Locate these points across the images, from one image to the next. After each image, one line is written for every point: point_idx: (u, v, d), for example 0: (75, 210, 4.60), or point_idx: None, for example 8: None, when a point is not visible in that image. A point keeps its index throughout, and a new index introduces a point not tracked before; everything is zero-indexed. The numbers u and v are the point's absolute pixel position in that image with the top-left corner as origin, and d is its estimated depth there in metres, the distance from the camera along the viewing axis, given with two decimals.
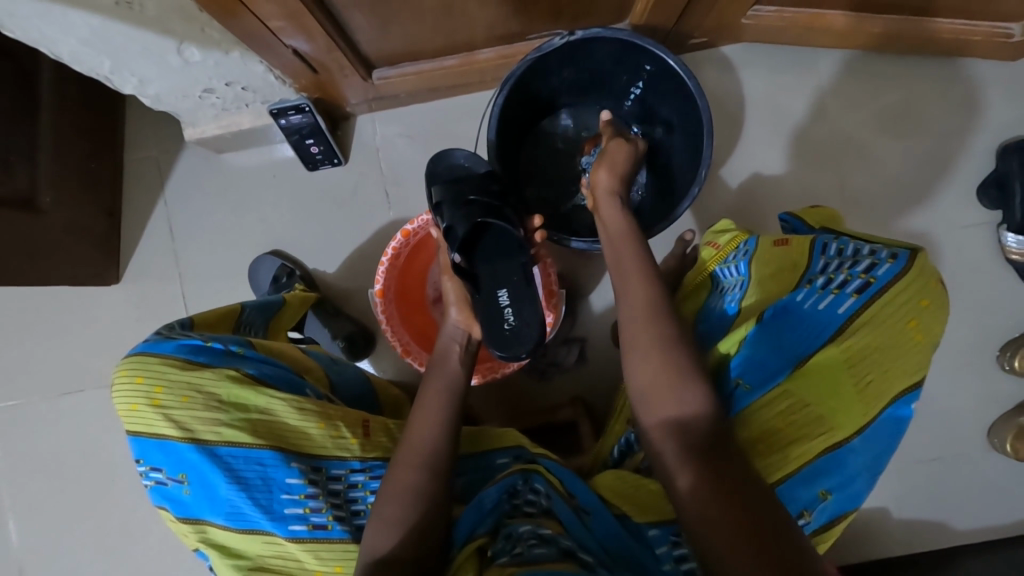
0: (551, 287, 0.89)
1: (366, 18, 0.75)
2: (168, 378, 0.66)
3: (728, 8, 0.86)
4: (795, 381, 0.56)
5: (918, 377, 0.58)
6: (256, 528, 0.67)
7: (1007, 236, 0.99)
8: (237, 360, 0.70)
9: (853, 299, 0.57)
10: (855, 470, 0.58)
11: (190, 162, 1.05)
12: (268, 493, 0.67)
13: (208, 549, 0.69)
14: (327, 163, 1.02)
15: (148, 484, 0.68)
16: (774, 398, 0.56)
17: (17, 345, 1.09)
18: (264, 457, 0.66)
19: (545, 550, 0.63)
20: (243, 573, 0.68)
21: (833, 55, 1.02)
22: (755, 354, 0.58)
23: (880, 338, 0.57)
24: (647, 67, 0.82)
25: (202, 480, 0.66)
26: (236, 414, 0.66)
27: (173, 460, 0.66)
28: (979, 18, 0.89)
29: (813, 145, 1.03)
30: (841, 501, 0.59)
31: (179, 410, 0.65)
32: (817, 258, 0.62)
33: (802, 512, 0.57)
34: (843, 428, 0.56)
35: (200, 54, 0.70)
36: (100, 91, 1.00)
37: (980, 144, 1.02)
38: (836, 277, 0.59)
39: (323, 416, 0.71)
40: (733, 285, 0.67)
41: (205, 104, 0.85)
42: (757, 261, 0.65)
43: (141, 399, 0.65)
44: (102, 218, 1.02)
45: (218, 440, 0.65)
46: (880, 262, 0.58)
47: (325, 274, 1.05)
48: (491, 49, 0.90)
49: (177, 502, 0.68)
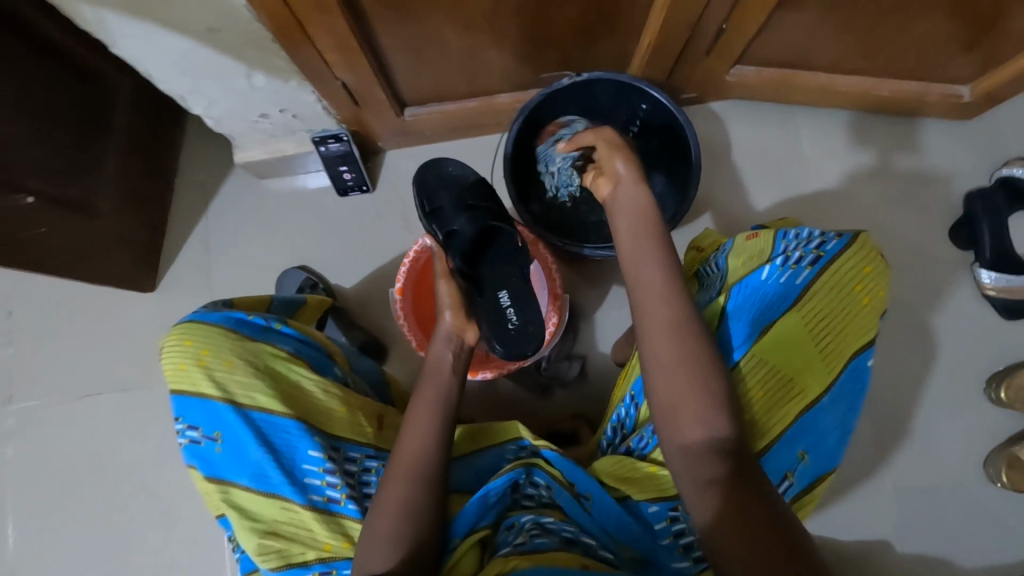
0: (556, 291, 0.97)
1: (405, 59, 0.89)
2: (216, 343, 0.75)
3: (713, 65, 1.01)
4: (765, 350, 0.67)
5: (869, 333, 0.70)
6: (277, 492, 0.72)
7: (981, 273, 1.07)
8: (276, 337, 0.80)
9: (807, 271, 0.68)
10: (825, 427, 0.70)
11: (232, 185, 1.17)
12: (291, 460, 0.73)
13: (228, 510, 0.73)
14: (356, 190, 1.14)
15: (183, 442, 0.75)
16: (748, 364, 0.67)
17: (43, 348, 1.13)
18: (290, 427, 0.74)
19: (547, 540, 0.67)
20: (257, 538, 0.72)
21: (808, 111, 1.16)
22: (730, 330, 0.69)
23: (830, 304, 0.68)
24: (644, 107, 0.97)
25: (236, 440, 0.73)
26: (271, 383, 0.75)
27: (211, 419, 0.74)
28: (932, 80, 1.03)
29: (795, 187, 1.14)
30: (818, 460, 0.70)
31: (222, 373, 0.74)
32: (780, 242, 0.70)
33: (785, 473, 0.69)
34: (807, 385, 0.68)
35: (265, 80, 0.84)
36: (162, 121, 1.13)
37: (945, 192, 1.13)
38: (794, 254, 0.69)
39: (345, 401, 0.80)
40: (716, 278, 0.75)
41: (258, 128, 0.97)
42: (732, 254, 0.73)
43: (189, 359, 0.74)
44: (148, 230, 1.11)
45: (252, 404, 0.73)
46: (828, 239, 0.70)
47: (345, 290, 1.13)
48: (508, 94, 1.03)
49: (207, 461, 0.74)
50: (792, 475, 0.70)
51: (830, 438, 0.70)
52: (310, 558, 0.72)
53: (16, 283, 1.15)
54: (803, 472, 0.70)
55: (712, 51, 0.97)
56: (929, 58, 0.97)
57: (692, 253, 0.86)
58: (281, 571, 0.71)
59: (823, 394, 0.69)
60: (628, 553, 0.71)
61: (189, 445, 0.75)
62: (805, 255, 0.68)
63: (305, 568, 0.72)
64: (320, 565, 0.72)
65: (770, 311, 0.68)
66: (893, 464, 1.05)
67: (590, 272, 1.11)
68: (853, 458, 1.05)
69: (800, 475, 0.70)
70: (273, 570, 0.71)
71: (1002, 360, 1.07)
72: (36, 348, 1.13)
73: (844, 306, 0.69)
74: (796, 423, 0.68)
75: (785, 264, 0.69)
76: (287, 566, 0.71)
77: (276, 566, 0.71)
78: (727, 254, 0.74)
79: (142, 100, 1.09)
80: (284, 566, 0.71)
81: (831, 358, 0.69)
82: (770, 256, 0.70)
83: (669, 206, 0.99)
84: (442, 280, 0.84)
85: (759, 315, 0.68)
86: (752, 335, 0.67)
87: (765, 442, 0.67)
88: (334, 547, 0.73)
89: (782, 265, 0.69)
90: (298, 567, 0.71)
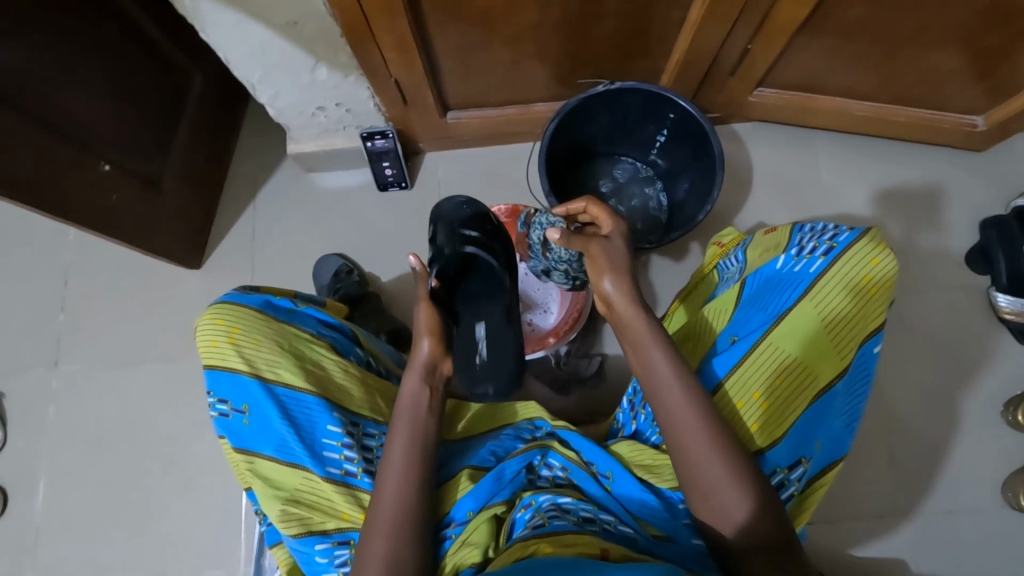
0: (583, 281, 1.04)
1: (453, 65, 0.98)
2: (245, 322, 0.79)
3: (736, 86, 1.08)
4: (782, 336, 0.71)
5: (879, 321, 0.73)
6: (298, 463, 0.75)
7: (997, 296, 1.09)
8: (301, 320, 0.85)
9: (821, 260, 0.73)
10: (836, 413, 0.73)
11: (281, 177, 1.25)
12: (312, 434, 0.76)
13: (254, 480, 0.77)
14: (396, 186, 1.21)
15: (214, 415, 0.78)
16: (760, 346, 0.71)
17: (92, 316, 1.20)
18: (311, 403, 0.77)
19: (565, 521, 0.66)
20: (278, 507, 0.75)
21: (827, 137, 1.22)
22: (744, 315, 0.75)
23: (845, 292, 0.72)
24: (671, 115, 1.03)
25: (261, 413, 0.76)
26: (294, 361, 0.79)
27: (239, 392, 0.77)
28: (945, 110, 1.09)
29: (813, 207, 1.18)
30: (829, 446, 0.73)
31: (250, 349, 0.78)
32: (795, 235, 0.78)
33: (797, 455, 0.71)
34: (819, 371, 0.71)
35: (328, 73, 0.95)
36: (224, 115, 1.24)
37: (961, 219, 1.17)
38: (808, 245, 0.75)
39: (363, 381, 0.84)
40: (733, 269, 0.85)
41: (314, 121, 1.08)
42: (751, 248, 0.84)
43: (221, 336, 0.78)
44: (202, 212, 1.20)
45: (277, 379, 0.77)
46: (840, 233, 0.75)
47: (379, 279, 1.19)
48: (544, 103, 1.11)
49: (236, 433, 0.78)
50: (807, 461, 0.72)
51: (840, 425, 0.74)
52: (330, 527, 0.75)
53: (75, 255, 1.24)
54: (817, 459, 0.72)
55: (737, 72, 1.05)
56: (942, 88, 1.03)
57: (713, 247, 0.97)
58: (302, 538, 0.74)
59: (834, 381, 0.72)
60: (651, 530, 0.70)
61: (219, 417, 0.79)
62: (817, 245, 0.74)
63: (325, 536, 0.74)
64: (339, 535, 0.75)
65: (785, 297, 0.73)
66: (908, 482, 1.04)
67: None
68: (867, 474, 1.05)
69: (814, 462, 0.72)
70: (293, 537, 0.74)
71: (1019, 384, 1.08)
72: (86, 316, 1.21)
73: (856, 294, 0.72)
74: (811, 408, 0.71)
75: (799, 254, 0.75)
76: (307, 534, 0.74)
77: (296, 534, 0.74)
78: (746, 249, 0.85)
79: (210, 95, 1.20)
80: (304, 534, 0.74)
81: (843, 347, 0.72)
82: (785, 247, 0.78)
83: (689, 208, 1.08)
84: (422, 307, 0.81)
85: (773, 302, 0.73)
86: (767, 320, 0.72)
87: (779, 424, 0.70)
88: (351, 518, 0.75)
89: (796, 255, 0.75)
90: (317, 535, 0.74)
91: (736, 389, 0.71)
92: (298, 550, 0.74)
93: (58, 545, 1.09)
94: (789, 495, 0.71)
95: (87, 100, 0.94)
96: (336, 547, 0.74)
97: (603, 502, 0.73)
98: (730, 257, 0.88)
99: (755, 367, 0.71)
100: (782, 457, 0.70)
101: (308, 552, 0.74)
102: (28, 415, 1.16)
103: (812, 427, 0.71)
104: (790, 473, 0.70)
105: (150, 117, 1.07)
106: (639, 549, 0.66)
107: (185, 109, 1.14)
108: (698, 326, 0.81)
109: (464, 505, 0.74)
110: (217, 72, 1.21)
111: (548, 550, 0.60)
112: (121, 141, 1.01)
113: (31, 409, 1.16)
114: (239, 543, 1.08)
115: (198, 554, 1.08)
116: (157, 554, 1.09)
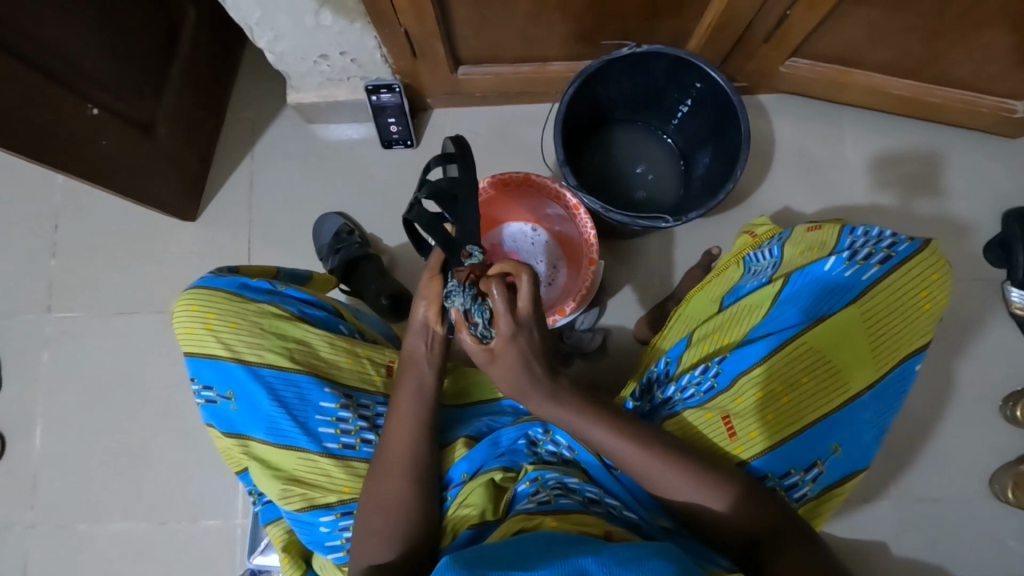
0: (592, 256, 0.99)
1: (468, 16, 0.91)
2: (220, 306, 0.77)
3: (768, 55, 1.02)
4: (817, 337, 0.72)
5: (923, 339, 0.74)
6: (293, 443, 0.74)
7: (1010, 291, 1.08)
8: (281, 299, 0.81)
9: (875, 269, 0.74)
10: (865, 424, 0.73)
11: (280, 127, 1.19)
12: (305, 411, 0.75)
13: (250, 463, 0.76)
14: (400, 144, 1.15)
15: (201, 403, 0.77)
16: (796, 345, 0.72)
17: (86, 263, 1.17)
18: (301, 381, 0.76)
19: (571, 501, 0.64)
20: (281, 485, 0.75)
21: (857, 114, 1.16)
22: (779, 315, 0.74)
23: (891, 305, 0.73)
24: (698, 85, 0.98)
25: (247, 396, 0.75)
26: (276, 341, 0.77)
27: (222, 377, 0.76)
28: (985, 92, 1.03)
29: (834, 188, 1.14)
30: (851, 456, 0.73)
31: (229, 334, 0.76)
32: (845, 237, 0.77)
33: (818, 460, 0.71)
34: (854, 381, 0.72)
35: (332, 19, 0.89)
36: (220, 56, 1.16)
37: (985, 208, 1.13)
38: (862, 251, 0.75)
39: (352, 353, 0.81)
40: (768, 262, 0.81)
41: (315, 69, 1.01)
42: (789, 244, 0.80)
43: (197, 323, 0.77)
44: (197, 160, 1.14)
45: (261, 361, 0.75)
46: (899, 241, 0.75)
47: (381, 240, 1.15)
48: (562, 63, 1.04)
49: (225, 418, 0.76)
50: (822, 463, 0.72)
51: (866, 436, 0.73)
52: (332, 500, 0.75)
53: (67, 198, 1.20)
54: (834, 464, 0.72)
55: (771, 39, 0.98)
56: (984, 70, 0.97)
57: (745, 237, 0.93)
58: (306, 512, 0.74)
59: (866, 392, 0.72)
60: (659, 521, 0.68)
61: (206, 404, 0.78)
62: (876, 252, 0.74)
63: (328, 509, 0.74)
64: (342, 507, 0.75)
65: (828, 302, 0.73)
66: (901, 469, 1.06)
67: (621, 251, 1.13)
68: None
69: (830, 467, 0.72)
70: (297, 511, 0.74)
71: (1020, 380, 1.07)
72: (78, 263, 1.17)
73: (905, 308, 0.73)
74: (834, 413, 0.71)
75: (852, 259, 0.74)
76: (311, 508, 0.74)
77: (301, 508, 0.74)
78: (783, 243, 0.81)
79: (205, 33, 1.12)
80: (308, 508, 0.74)
81: (880, 358, 0.73)
82: (834, 248, 0.76)
83: (707, 184, 1.04)
84: (430, 277, 0.71)
85: (817, 307, 0.73)
86: (806, 323, 0.73)
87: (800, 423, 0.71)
88: (353, 489, 0.75)
89: (848, 259, 0.74)
90: (321, 508, 0.74)
91: (758, 378, 0.72)
92: (304, 525, 0.75)
93: (58, 489, 1.11)
94: (801, 494, 0.72)
95: (79, 35, 0.88)
96: (340, 518, 0.74)
97: (609, 486, 0.71)
98: (763, 249, 0.84)
99: (784, 362, 0.72)
100: (800, 456, 0.71)
101: (313, 525, 0.74)
102: (23, 361, 1.14)
103: (838, 433, 0.71)
104: (804, 474, 0.71)
105: (144, 56, 1.00)
106: (643, 534, 0.65)
107: (179, 50, 1.07)
108: (725, 317, 0.78)
109: (460, 467, 0.74)
110: (212, 8, 1.13)
111: (553, 524, 0.58)
112: (115, 81, 0.96)
113: (24, 354, 1.15)
114: (236, 496, 1.10)
115: (196, 505, 1.10)
116: (155, 502, 1.10)
